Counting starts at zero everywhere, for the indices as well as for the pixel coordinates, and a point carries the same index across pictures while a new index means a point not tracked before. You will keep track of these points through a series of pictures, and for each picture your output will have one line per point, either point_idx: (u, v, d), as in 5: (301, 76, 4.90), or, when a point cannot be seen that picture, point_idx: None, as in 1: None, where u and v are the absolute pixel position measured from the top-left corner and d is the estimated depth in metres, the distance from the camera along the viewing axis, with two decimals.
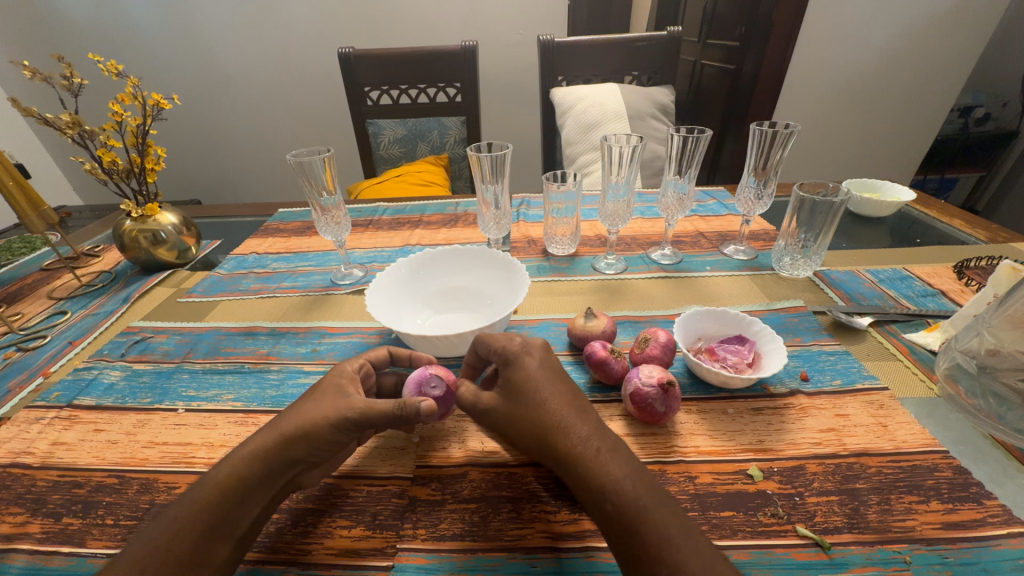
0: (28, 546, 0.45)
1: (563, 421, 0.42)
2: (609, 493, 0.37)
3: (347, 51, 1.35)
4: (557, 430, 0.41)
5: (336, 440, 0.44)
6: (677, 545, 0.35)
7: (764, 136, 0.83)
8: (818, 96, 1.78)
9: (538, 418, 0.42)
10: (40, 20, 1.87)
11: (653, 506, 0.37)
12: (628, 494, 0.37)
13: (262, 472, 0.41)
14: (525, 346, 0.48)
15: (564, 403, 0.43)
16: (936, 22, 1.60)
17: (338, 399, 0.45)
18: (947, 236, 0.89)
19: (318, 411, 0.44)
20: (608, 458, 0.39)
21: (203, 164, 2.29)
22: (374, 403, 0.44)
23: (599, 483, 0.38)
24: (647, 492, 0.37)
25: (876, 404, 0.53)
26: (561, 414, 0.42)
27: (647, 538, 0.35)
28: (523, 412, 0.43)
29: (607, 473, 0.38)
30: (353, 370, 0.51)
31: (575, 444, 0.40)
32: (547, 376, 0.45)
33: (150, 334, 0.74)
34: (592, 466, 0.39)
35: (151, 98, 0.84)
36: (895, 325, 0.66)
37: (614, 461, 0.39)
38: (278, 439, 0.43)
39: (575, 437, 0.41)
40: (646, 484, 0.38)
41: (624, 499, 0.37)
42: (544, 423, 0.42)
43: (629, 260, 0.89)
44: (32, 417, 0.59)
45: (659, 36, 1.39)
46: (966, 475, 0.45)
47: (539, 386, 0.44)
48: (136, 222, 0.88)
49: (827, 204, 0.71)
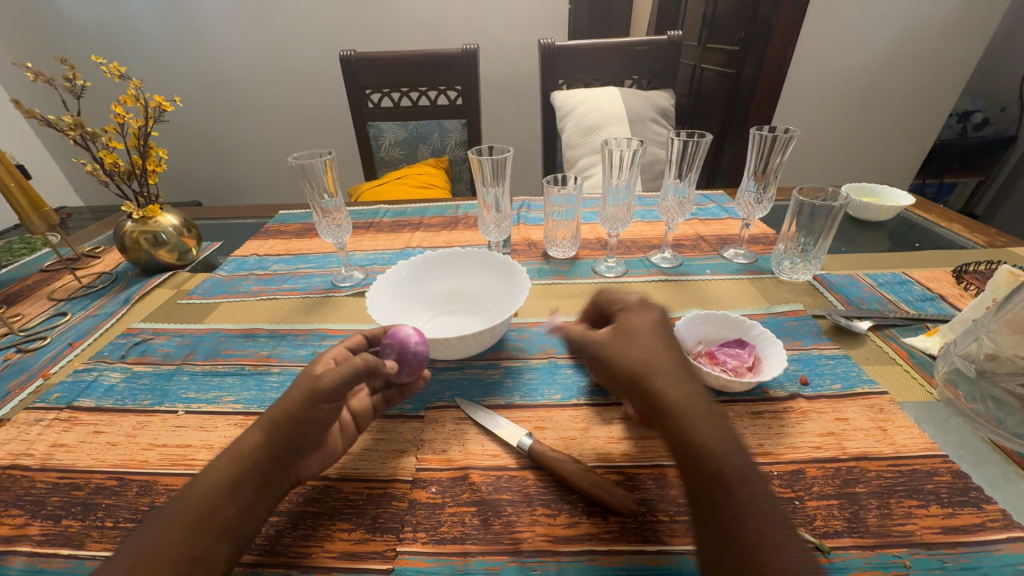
0: (28, 548, 0.45)
1: (661, 363, 0.43)
2: (705, 447, 0.37)
3: (348, 54, 1.35)
4: (658, 370, 0.43)
5: (311, 417, 0.44)
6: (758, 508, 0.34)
7: (764, 140, 0.83)
8: (818, 101, 1.79)
9: (642, 357, 0.44)
10: (43, 22, 1.88)
11: (737, 465, 0.37)
12: (715, 443, 0.37)
13: (247, 465, 0.42)
14: (641, 302, 0.50)
15: (673, 363, 0.43)
16: (934, 29, 1.61)
17: (307, 379, 0.46)
18: (946, 240, 0.89)
19: (291, 394, 0.45)
20: (693, 405, 0.40)
21: (204, 166, 2.29)
22: (343, 367, 0.45)
23: (687, 427, 0.38)
24: (733, 448, 0.38)
25: (875, 408, 0.53)
26: (671, 369, 0.43)
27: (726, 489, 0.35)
28: (627, 350, 0.45)
29: (697, 420, 0.39)
30: (333, 356, 0.50)
31: (670, 383, 0.41)
32: (658, 330, 0.47)
33: (150, 335, 0.74)
34: (683, 407, 0.39)
35: (154, 101, 0.84)
36: (894, 329, 0.66)
37: (706, 414, 0.39)
38: (260, 430, 0.44)
39: (671, 376, 0.42)
40: (731, 442, 0.38)
41: (709, 448, 0.37)
42: (645, 361, 0.43)
43: (629, 263, 0.89)
44: (31, 418, 0.59)
45: (660, 40, 1.39)
46: (966, 479, 0.45)
47: (649, 335, 0.46)
48: (136, 223, 0.88)
49: (827, 208, 0.71)
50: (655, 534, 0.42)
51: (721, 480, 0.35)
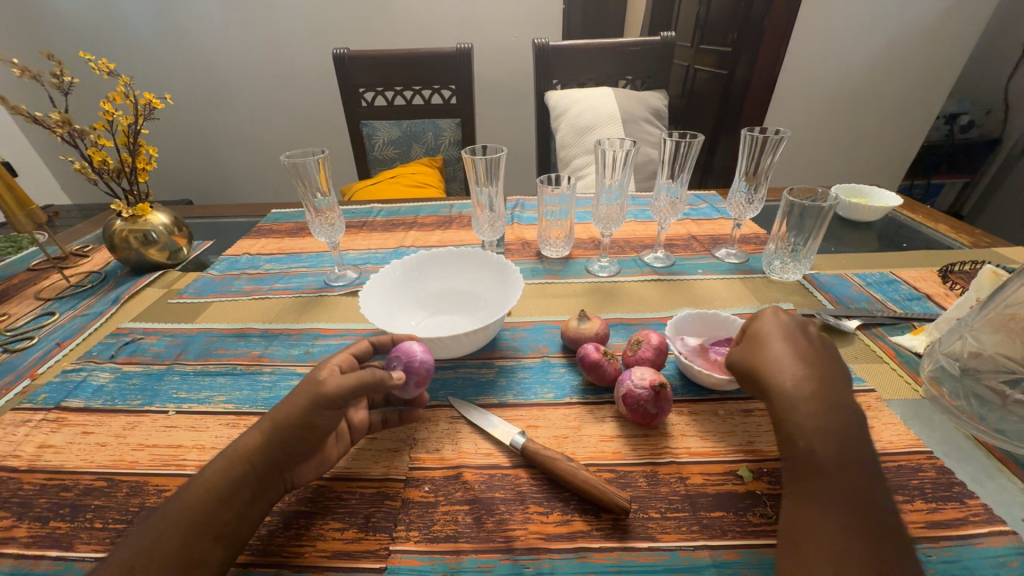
0: (15, 551, 0.44)
1: (785, 364, 0.44)
2: (810, 440, 0.40)
3: (341, 52, 1.35)
4: (780, 371, 0.44)
5: (312, 423, 0.43)
6: (868, 511, 0.36)
7: (755, 141, 0.84)
8: (808, 103, 1.81)
9: (763, 357, 0.46)
10: (29, 17, 1.85)
11: (853, 467, 0.38)
12: (828, 444, 0.39)
13: (244, 468, 0.41)
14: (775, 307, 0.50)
15: (793, 360, 0.44)
16: (922, 32, 1.63)
17: (307, 384, 0.44)
18: (933, 240, 0.90)
19: (290, 398, 0.44)
20: (810, 408, 0.41)
21: (195, 164, 2.27)
22: (347, 377, 0.43)
23: (805, 426, 0.40)
24: (852, 451, 0.39)
25: (862, 405, 0.54)
26: (785, 364, 0.44)
27: (837, 486, 0.37)
28: (752, 351, 0.47)
29: (815, 422, 0.40)
30: (338, 364, 0.47)
31: (786, 384, 0.43)
32: (791, 332, 0.47)
33: (140, 335, 0.73)
34: (799, 406, 0.41)
35: (144, 98, 0.83)
36: (882, 328, 0.67)
37: (829, 418, 0.40)
38: (257, 435, 0.43)
39: (787, 376, 0.43)
40: (854, 446, 0.39)
41: (824, 448, 0.39)
42: (764, 361, 0.45)
43: (622, 262, 0.90)
44: (18, 419, 0.58)
45: (653, 41, 1.40)
46: (950, 475, 0.46)
47: (775, 337, 0.47)
48: (125, 222, 0.87)
49: (816, 209, 0.72)
50: (646, 530, 0.43)
51: (817, 465, 0.38)
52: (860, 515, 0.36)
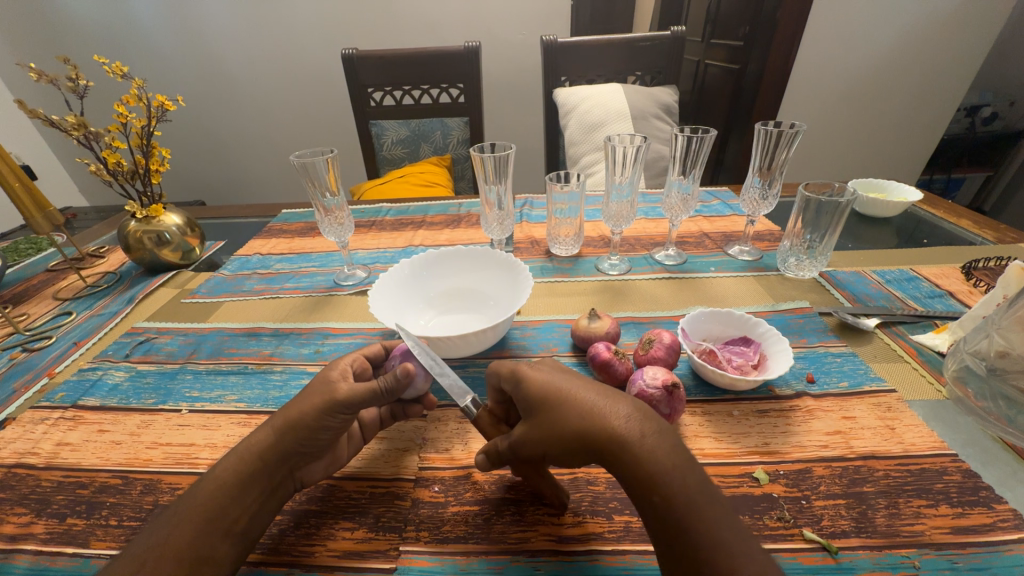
0: (33, 546, 0.45)
1: (597, 409, 0.39)
2: (661, 483, 0.34)
3: (350, 52, 1.35)
4: (594, 417, 0.38)
5: (324, 426, 0.44)
6: (732, 548, 0.32)
7: (769, 135, 0.82)
8: (823, 96, 1.77)
9: (570, 411, 0.39)
10: (46, 22, 1.88)
11: (700, 506, 0.34)
12: (685, 482, 0.35)
13: (257, 465, 0.42)
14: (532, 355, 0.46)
15: (607, 397, 0.40)
16: (942, 21, 1.59)
17: (324, 388, 0.45)
18: (954, 236, 0.88)
19: (307, 398, 0.45)
20: (654, 446, 0.36)
21: (207, 165, 2.30)
22: (360, 385, 0.44)
23: (648, 471, 0.35)
24: (693, 476, 0.35)
25: (883, 406, 0.53)
26: (594, 402, 0.39)
27: (700, 530, 0.33)
28: (547, 406, 0.40)
29: (656, 462, 0.35)
30: (348, 364, 0.50)
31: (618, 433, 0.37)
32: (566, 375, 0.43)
33: (154, 335, 0.74)
34: (642, 449, 0.36)
35: (156, 100, 0.84)
36: (902, 327, 0.65)
37: (664, 447, 0.36)
38: (270, 432, 0.43)
39: (614, 417, 0.38)
40: (694, 476, 0.35)
41: (672, 487, 0.34)
42: (571, 411, 0.39)
43: (633, 260, 0.89)
44: (36, 417, 0.60)
45: (662, 36, 1.38)
46: (976, 479, 0.44)
47: (559, 383, 0.42)
48: (139, 222, 0.88)
49: (833, 204, 0.70)
50: None
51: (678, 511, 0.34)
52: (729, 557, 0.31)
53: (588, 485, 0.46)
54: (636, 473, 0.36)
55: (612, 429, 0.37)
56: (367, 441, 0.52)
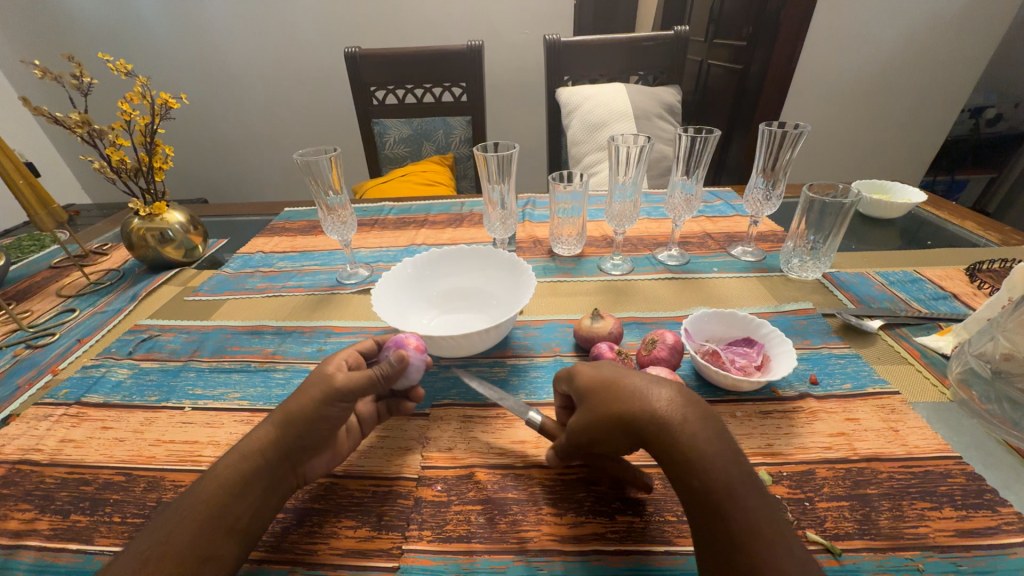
0: (37, 543, 0.45)
1: (643, 395, 0.39)
2: (699, 470, 0.35)
3: (353, 50, 1.35)
4: (641, 402, 0.39)
5: (323, 420, 0.44)
6: (769, 539, 0.33)
7: (773, 136, 0.82)
8: (826, 97, 1.77)
9: (619, 395, 0.40)
10: (50, 19, 1.89)
11: (740, 497, 0.34)
12: (727, 474, 0.35)
13: (258, 460, 0.42)
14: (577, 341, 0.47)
15: (654, 383, 0.40)
16: (947, 22, 1.58)
17: (320, 380, 0.45)
18: (958, 238, 0.88)
19: (304, 391, 0.45)
20: (695, 433, 0.36)
21: (210, 163, 2.30)
22: (355, 374, 0.44)
23: (691, 460, 0.35)
24: (735, 468, 0.35)
25: (886, 408, 0.53)
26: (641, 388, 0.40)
27: (737, 520, 0.33)
28: (597, 391, 0.41)
29: (698, 449, 0.35)
30: (345, 357, 0.49)
31: (663, 420, 0.37)
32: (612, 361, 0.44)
33: (157, 332, 0.74)
34: (684, 436, 0.36)
35: (160, 98, 0.84)
36: (906, 329, 0.65)
37: (710, 438, 0.36)
38: (271, 427, 0.44)
39: (655, 401, 0.38)
40: (735, 467, 0.35)
41: (713, 476, 0.35)
42: (618, 397, 0.40)
43: (635, 260, 0.89)
44: (40, 414, 0.60)
45: (665, 36, 1.38)
46: (980, 482, 0.44)
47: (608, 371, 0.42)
48: (142, 220, 0.88)
49: (837, 205, 0.70)
50: (663, 534, 0.42)
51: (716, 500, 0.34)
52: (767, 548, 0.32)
53: (591, 485, 0.46)
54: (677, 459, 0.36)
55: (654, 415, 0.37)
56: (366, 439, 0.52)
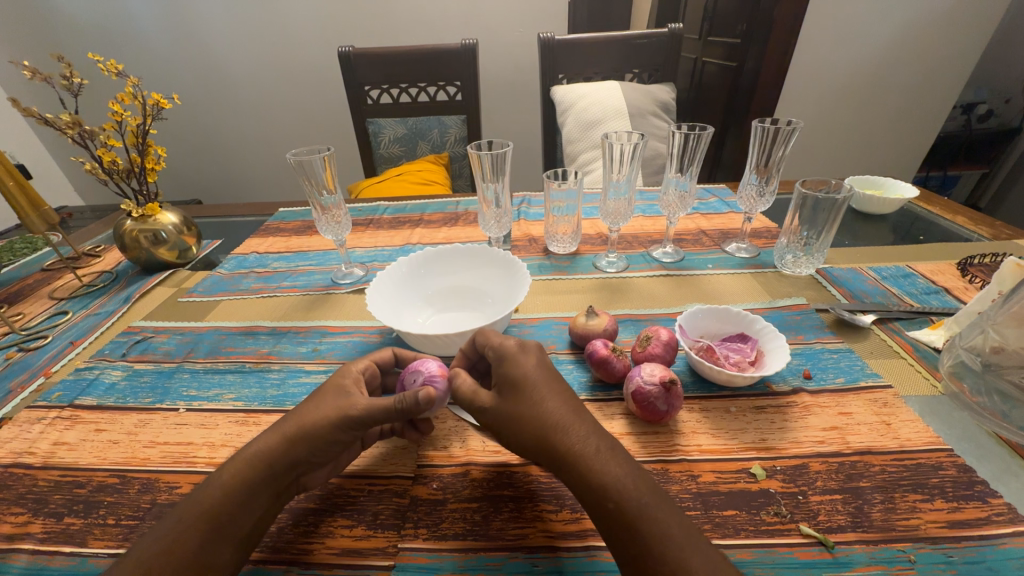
0: (30, 546, 0.45)
1: (557, 421, 0.41)
2: (610, 492, 0.37)
3: (347, 50, 1.35)
4: (554, 426, 0.40)
5: (336, 437, 0.43)
6: (681, 545, 0.34)
7: (766, 133, 0.82)
8: (820, 93, 1.77)
9: (535, 415, 0.41)
10: (40, 20, 1.87)
11: (649, 511, 0.36)
12: (632, 494, 0.37)
13: (263, 472, 0.41)
14: (520, 345, 0.47)
15: (565, 409, 0.42)
16: (939, 18, 1.59)
17: (340, 400, 0.45)
18: (950, 233, 0.88)
19: (322, 407, 0.44)
20: (602, 458, 0.38)
21: (203, 163, 2.29)
22: (376, 402, 0.43)
23: (598, 482, 0.37)
24: (643, 486, 0.37)
25: (879, 402, 0.53)
26: (558, 413, 0.41)
27: (646, 537, 0.35)
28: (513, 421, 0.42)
29: (606, 472, 0.38)
30: (360, 371, 0.50)
31: (571, 445, 0.39)
32: (546, 372, 0.45)
33: (151, 334, 0.74)
34: (592, 463, 0.38)
35: (151, 98, 0.83)
36: (899, 323, 0.66)
37: (614, 462, 0.39)
38: (279, 439, 0.43)
39: (567, 430, 0.40)
40: (641, 483, 0.37)
41: (623, 495, 0.36)
42: (535, 426, 0.41)
43: (630, 258, 0.89)
44: (33, 417, 0.59)
45: (660, 33, 1.38)
46: (971, 473, 0.45)
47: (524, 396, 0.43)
48: (135, 221, 0.88)
49: (830, 201, 0.71)
50: None
51: (627, 519, 0.36)
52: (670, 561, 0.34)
53: None
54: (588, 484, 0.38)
55: (565, 442, 0.39)
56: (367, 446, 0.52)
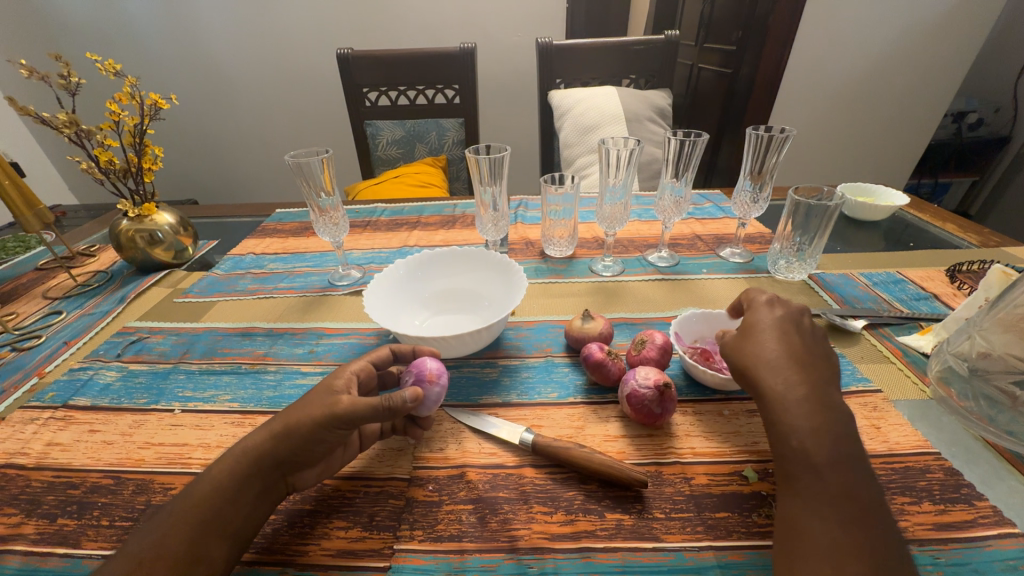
0: (23, 547, 0.45)
1: (773, 364, 0.44)
2: (798, 433, 0.39)
3: (345, 52, 1.35)
4: (771, 365, 0.44)
5: (321, 437, 0.43)
6: (863, 507, 0.36)
7: (760, 140, 0.83)
8: (815, 100, 1.80)
9: (757, 353, 0.46)
10: (38, 19, 1.87)
11: (841, 467, 0.38)
12: (821, 442, 0.39)
13: (250, 468, 0.42)
14: (769, 303, 0.51)
15: (782, 358, 0.44)
16: (931, 28, 1.62)
17: (326, 398, 0.44)
18: (940, 240, 0.90)
19: (307, 408, 0.44)
20: (798, 405, 0.41)
21: (200, 163, 2.29)
22: (362, 400, 0.42)
23: (789, 422, 0.40)
24: (842, 448, 0.38)
25: (869, 406, 0.54)
26: (777, 358, 0.44)
27: (827, 483, 0.37)
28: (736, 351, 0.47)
29: (805, 420, 0.40)
30: (355, 371, 0.49)
31: (775, 385, 0.42)
32: (791, 326, 0.47)
33: (146, 334, 0.74)
34: (788, 405, 0.41)
35: (149, 99, 0.83)
36: (889, 328, 0.67)
37: (819, 415, 0.40)
38: (266, 437, 0.43)
39: (777, 375, 0.43)
40: (842, 445, 0.38)
41: (815, 445, 0.39)
42: (750, 361, 0.45)
43: (626, 262, 0.90)
44: (26, 417, 0.59)
45: (656, 40, 1.40)
46: (958, 477, 0.46)
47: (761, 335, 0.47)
48: (131, 221, 0.87)
49: (822, 208, 0.72)
50: (652, 530, 0.42)
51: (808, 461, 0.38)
52: (851, 501, 0.36)
53: (580, 483, 0.47)
54: (782, 421, 0.41)
55: (772, 382, 0.43)
56: (361, 451, 0.51)
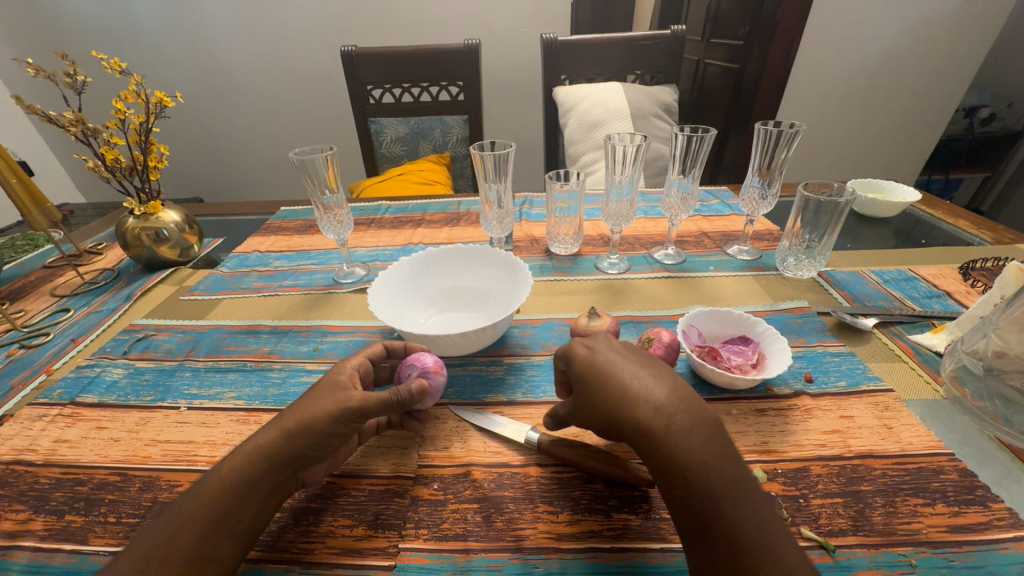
0: (31, 543, 0.45)
1: (632, 394, 0.41)
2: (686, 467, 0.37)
3: (349, 49, 1.35)
4: (632, 402, 0.41)
5: (336, 431, 0.43)
6: (763, 534, 0.33)
7: (768, 136, 0.82)
8: (823, 95, 1.77)
9: (617, 392, 0.42)
10: (44, 18, 1.88)
11: (733, 491, 0.35)
12: (709, 471, 0.36)
13: (260, 466, 0.41)
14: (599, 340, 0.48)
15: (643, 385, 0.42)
16: (942, 21, 1.59)
17: (337, 393, 0.45)
18: (953, 237, 0.88)
19: (321, 404, 0.44)
20: (678, 432, 0.38)
21: (205, 161, 2.29)
22: (373, 395, 0.43)
23: (674, 455, 0.37)
24: (725, 468, 0.36)
25: (881, 405, 0.53)
26: (636, 388, 0.42)
27: (723, 518, 0.34)
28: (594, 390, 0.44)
29: (685, 447, 0.37)
30: (355, 366, 0.50)
31: (647, 415, 0.40)
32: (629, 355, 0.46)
33: (153, 332, 0.74)
34: (668, 436, 0.38)
35: (154, 96, 0.83)
36: (900, 326, 0.66)
37: (697, 437, 0.38)
38: (278, 434, 0.43)
39: (646, 405, 0.40)
40: (729, 464, 0.37)
41: (702, 474, 0.36)
42: (615, 398, 0.42)
43: (632, 259, 0.89)
44: (34, 414, 0.59)
45: (662, 35, 1.38)
46: (972, 478, 0.45)
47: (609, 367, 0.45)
48: (138, 219, 0.88)
49: (832, 204, 0.71)
50: (659, 531, 0.42)
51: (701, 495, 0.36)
52: (751, 532, 0.34)
53: (587, 483, 0.46)
54: (666, 455, 0.38)
55: (643, 417, 0.40)
56: (360, 445, 0.51)
